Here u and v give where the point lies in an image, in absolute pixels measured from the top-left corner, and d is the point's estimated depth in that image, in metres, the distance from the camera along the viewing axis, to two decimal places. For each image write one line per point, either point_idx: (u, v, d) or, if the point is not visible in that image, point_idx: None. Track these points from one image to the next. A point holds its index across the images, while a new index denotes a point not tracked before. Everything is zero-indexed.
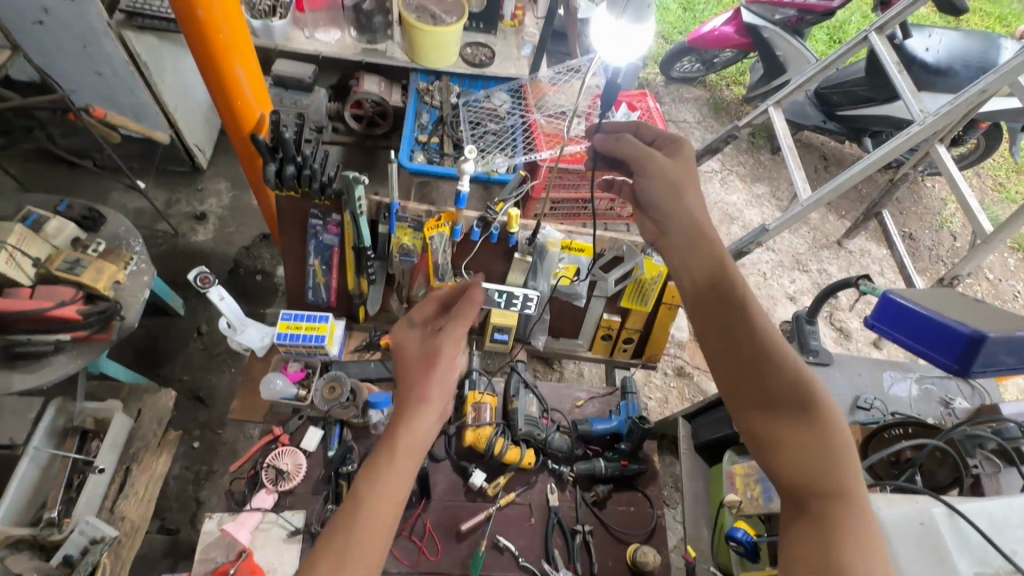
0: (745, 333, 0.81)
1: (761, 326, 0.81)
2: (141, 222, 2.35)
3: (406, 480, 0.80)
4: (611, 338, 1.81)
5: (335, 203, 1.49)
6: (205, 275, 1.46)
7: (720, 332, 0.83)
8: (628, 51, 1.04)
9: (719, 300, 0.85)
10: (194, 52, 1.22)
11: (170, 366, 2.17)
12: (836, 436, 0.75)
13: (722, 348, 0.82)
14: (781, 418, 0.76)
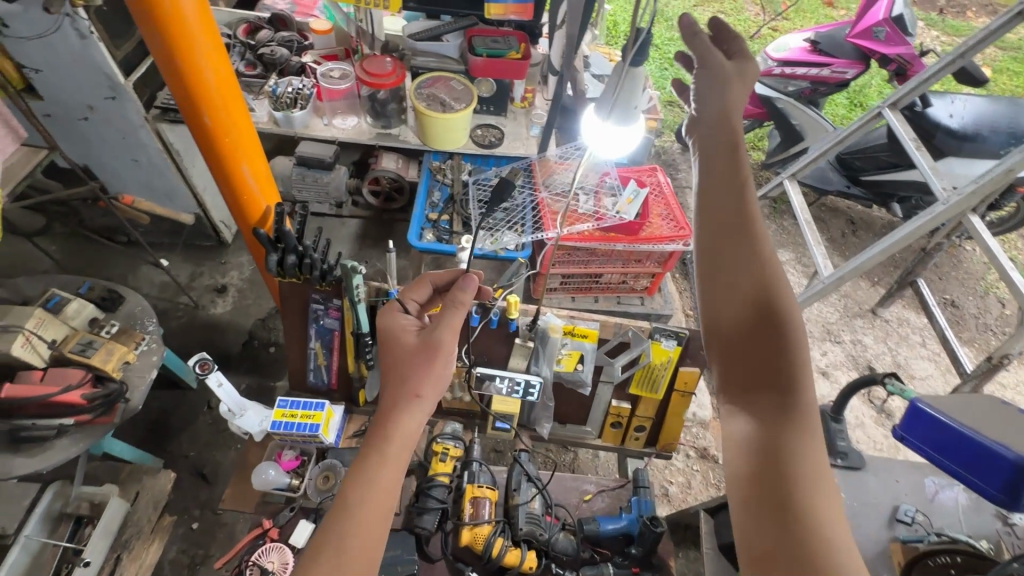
0: (764, 311, 0.85)
1: (777, 304, 0.85)
2: (165, 295, 2.44)
3: (396, 488, 0.86)
4: (622, 425, 1.70)
5: (336, 289, 1.50)
6: (205, 361, 1.49)
7: (739, 310, 0.87)
8: (614, 146, 1.03)
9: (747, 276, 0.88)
10: (205, 154, 1.41)
11: (177, 441, 2.15)
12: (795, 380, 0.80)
13: (744, 323, 0.86)
14: (769, 394, 0.80)
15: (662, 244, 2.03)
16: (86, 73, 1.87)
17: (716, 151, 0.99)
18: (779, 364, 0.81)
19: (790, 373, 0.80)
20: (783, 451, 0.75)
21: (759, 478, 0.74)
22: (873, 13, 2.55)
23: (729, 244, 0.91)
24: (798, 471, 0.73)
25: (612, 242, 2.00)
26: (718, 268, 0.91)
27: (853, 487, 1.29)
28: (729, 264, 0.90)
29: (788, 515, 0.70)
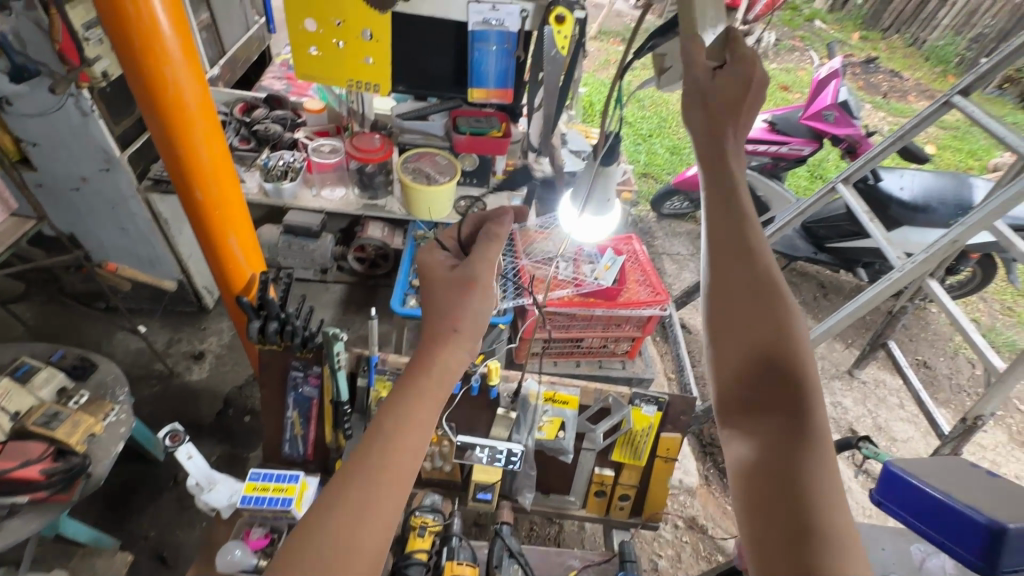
0: (765, 313, 0.74)
1: (784, 303, 0.74)
2: (139, 362, 2.38)
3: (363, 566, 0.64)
4: (606, 494, 1.66)
5: (317, 355, 1.50)
6: (176, 432, 1.46)
7: (731, 315, 0.76)
8: (594, 233, 1.10)
9: (739, 273, 0.77)
10: (194, 227, 1.48)
11: (138, 520, 2.02)
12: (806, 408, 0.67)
13: (741, 327, 0.74)
14: (773, 401, 0.69)
15: (639, 309, 2.09)
16: (83, 147, 1.94)
17: (709, 131, 0.86)
18: (784, 368, 0.70)
19: (797, 378, 0.69)
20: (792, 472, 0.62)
21: (767, 497, 0.61)
22: (822, 99, 2.80)
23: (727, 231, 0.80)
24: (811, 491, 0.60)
25: (591, 307, 2.06)
26: (709, 264, 0.80)
27: None
28: (720, 263, 0.79)
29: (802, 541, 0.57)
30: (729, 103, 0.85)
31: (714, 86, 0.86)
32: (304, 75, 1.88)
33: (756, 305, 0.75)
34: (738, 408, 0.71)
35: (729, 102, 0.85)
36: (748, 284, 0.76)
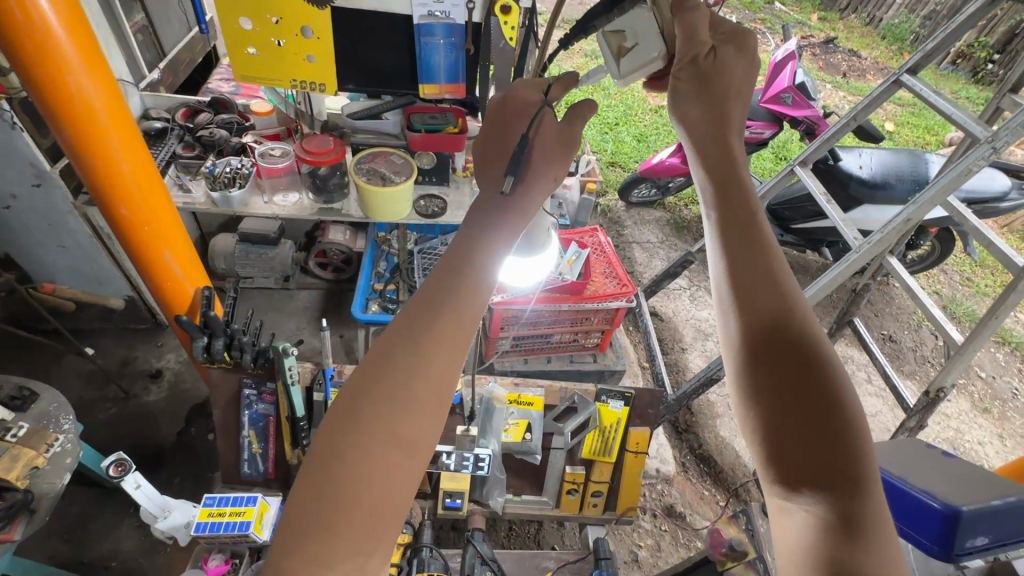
0: (781, 303, 0.68)
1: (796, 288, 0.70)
2: (92, 385, 2.27)
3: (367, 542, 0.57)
4: (579, 492, 1.64)
5: (269, 370, 1.46)
6: (122, 461, 1.38)
7: (757, 343, 0.67)
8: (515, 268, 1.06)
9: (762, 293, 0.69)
10: (124, 246, 1.45)
11: (98, 550, 1.93)
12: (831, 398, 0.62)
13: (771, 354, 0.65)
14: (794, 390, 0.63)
15: (606, 302, 2.07)
16: (9, 163, 1.83)
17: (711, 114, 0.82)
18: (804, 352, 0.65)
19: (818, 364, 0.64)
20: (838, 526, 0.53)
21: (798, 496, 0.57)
22: (779, 82, 2.81)
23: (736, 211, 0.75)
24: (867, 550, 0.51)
25: (558, 303, 2.03)
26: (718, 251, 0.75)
27: None
28: (739, 279, 0.71)
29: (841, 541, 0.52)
30: (732, 92, 0.83)
31: (716, 76, 0.82)
32: (243, 77, 1.79)
33: (779, 328, 0.68)
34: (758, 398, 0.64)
35: (727, 97, 0.82)
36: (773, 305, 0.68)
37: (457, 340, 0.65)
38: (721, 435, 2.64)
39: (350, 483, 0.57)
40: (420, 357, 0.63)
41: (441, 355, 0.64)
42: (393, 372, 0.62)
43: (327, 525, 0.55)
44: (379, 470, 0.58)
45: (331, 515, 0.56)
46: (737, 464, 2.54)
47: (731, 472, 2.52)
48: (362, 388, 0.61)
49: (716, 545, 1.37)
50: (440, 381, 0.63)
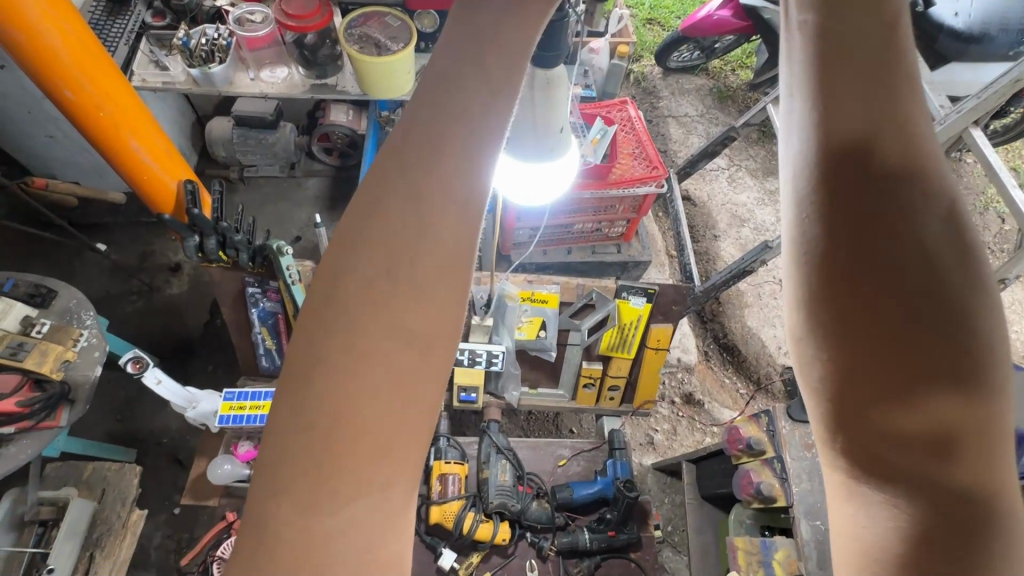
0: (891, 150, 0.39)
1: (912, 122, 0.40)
2: (116, 281, 2.30)
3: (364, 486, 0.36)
4: (596, 386, 1.61)
5: (269, 268, 1.39)
6: (138, 359, 1.39)
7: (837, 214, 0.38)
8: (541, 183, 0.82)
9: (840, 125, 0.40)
10: (85, 136, 1.33)
11: (149, 429, 2.10)
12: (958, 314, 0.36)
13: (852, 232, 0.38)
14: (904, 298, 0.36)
15: (633, 187, 1.87)
16: None
17: None
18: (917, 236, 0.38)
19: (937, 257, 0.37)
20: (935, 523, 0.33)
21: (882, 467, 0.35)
22: None
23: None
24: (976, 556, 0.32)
25: (579, 189, 1.83)
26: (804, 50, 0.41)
27: None
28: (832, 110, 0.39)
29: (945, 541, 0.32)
30: None
31: None
32: None
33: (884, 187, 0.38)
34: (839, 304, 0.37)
35: None
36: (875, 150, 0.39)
37: (471, 194, 0.42)
38: (748, 325, 2.56)
39: (344, 405, 0.37)
40: (423, 217, 0.41)
41: (455, 206, 0.42)
42: (385, 236, 0.41)
43: (316, 466, 0.36)
44: (386, 378, 0.38)
45: (319, 452, 0.36)
46: (761, 354, 2.49)
47: (753, 362, 2.49)
48: (344, 271, 0.40)
49: (733, 440, 1.36)
50: (456, 238, 0.41)
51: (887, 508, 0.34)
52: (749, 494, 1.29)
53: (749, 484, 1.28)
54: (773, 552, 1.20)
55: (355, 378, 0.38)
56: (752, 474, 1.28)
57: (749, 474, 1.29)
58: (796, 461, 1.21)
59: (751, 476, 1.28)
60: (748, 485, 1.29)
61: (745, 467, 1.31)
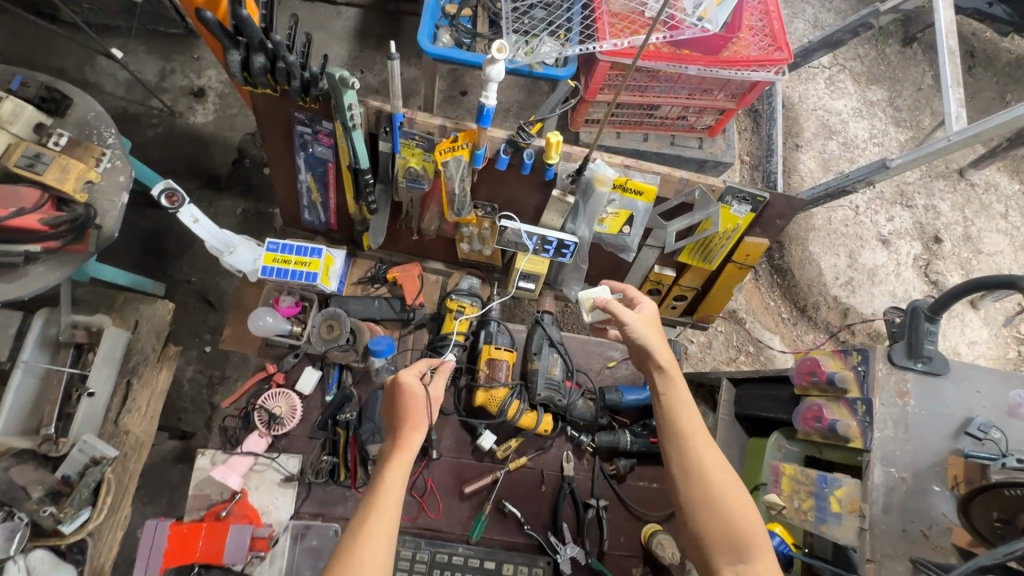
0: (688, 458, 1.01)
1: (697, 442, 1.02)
2: (134, 98, 2.09)
3: (400, 487, 0.91)
4: (661, 293, 1.50)
5: (324, 107, 1.16)
6: (172, 192, 1.22)
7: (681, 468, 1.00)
8: None
9: (681, 457, 1.01)
10: None
11: (176, 265, 2.03)
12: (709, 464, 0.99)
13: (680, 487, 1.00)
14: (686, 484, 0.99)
15: (745, 71, 1.55)
16: None
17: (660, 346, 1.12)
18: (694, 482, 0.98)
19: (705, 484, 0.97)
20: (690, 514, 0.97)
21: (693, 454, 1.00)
22: None
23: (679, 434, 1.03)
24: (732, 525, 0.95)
25: (683, 64, 1.53)
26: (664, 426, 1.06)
27: (926, 395, 1.11)
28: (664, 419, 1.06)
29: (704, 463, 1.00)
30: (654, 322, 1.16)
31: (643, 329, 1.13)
32: None
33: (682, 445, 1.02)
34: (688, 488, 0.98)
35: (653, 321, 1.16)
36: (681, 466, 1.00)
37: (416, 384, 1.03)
38: (809, 250, 2.37)
39: (387, 469, 0.93)
40: (401, 393, 1.02)
41: (416, 397, 1.01)
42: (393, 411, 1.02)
43: (382, 490, 0.90)
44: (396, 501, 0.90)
45: (384, 486, 0.91)
46: (816, 282, 2.35)
47: (804, 288, 2.36)
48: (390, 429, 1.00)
49: (802, 374, 1.30)
50: (415, 406, 1.00)
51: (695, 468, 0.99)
52: (808, 426, 1.25)
53: (810, 418, 1.25)
54: (836, 487, 1.13)
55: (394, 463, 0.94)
56: (823, 408, 1.22)
57: (821, 408, 1.22)
58: (884, 406, 1.10)
59: (821, 408, 1.22)
60: (808, 418, 1.26)
61: (813, 400, 1.25)
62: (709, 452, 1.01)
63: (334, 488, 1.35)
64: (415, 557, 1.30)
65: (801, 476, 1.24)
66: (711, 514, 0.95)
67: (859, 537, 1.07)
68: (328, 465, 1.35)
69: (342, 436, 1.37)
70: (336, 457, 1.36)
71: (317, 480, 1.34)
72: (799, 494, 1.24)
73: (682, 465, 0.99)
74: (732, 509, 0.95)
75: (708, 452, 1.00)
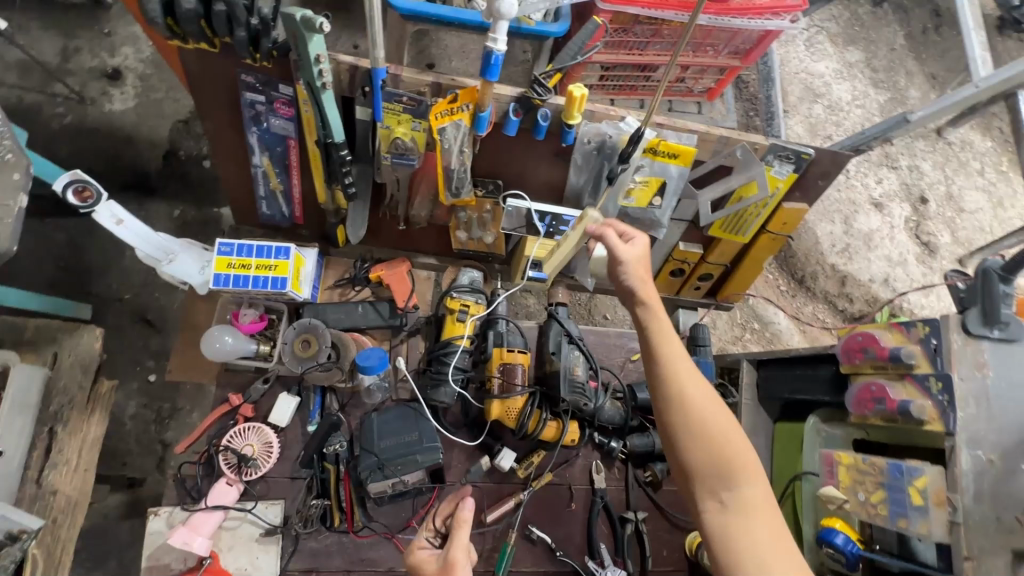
0: (702, 446, 0.84)
1: (713, 426, 0.85)
2: (30, 83, 1.72)
3: None
4: (685, 274, 1.33)
5: (281, 66, 0.91)
6: (83, 185, 0.93)
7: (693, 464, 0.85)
8: None
9: (691, 450, 0.85)
10: None
11: (104, 282, 1.70)
12: (724, 450, 0.84)
13: (681, 453, 0.86)
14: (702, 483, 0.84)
15: (758, 20, 1.41)
16: None
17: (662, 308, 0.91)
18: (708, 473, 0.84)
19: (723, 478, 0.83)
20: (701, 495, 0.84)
21: (704, 443, 0.84)
22: None
23: (688, 419, 0.85)
24: (746, 487, 0.83)
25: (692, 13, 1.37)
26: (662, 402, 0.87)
27: (1004, 363, 0.99)
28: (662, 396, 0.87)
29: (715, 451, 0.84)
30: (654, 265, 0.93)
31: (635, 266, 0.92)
32: None
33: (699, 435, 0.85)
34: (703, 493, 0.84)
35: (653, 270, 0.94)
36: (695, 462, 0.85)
37: None
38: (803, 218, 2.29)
39: None
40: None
41: None
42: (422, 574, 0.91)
43: None
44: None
45: None
46: (813, 251, 2.27)
47: (800, 258, 2.28)
48: None
49: (851, 352, 1.16)
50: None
51: (706, 465, 0.84)
52: (856, 412, 1.14)
53: (863, 403, 1.12)
54: (914, 477, 1.00)
55: None
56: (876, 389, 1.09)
57: (885, 387, 1.08)
58: (964, 382, 0.98)
59: (886, 389, 1.07)
60: (860, 404, 1.13)
61: (873, 381, 1.10)
62: (715, 432, 0.85)
63: (327, 537, 1.12)
64: None
65: (873, 467, 1.09)
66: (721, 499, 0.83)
67: (951, 531, 0.94)
68: (318, 510, 1.11)
69: (332, 473, 1.13)
70: (327, 500, 1.12)
71: (306, 532, 1.10)
72: (865, 486, 1.10)
73: (693, 451, 0.85)
74: (742, 471, 0.83)
75: (705, 400, 0.86)
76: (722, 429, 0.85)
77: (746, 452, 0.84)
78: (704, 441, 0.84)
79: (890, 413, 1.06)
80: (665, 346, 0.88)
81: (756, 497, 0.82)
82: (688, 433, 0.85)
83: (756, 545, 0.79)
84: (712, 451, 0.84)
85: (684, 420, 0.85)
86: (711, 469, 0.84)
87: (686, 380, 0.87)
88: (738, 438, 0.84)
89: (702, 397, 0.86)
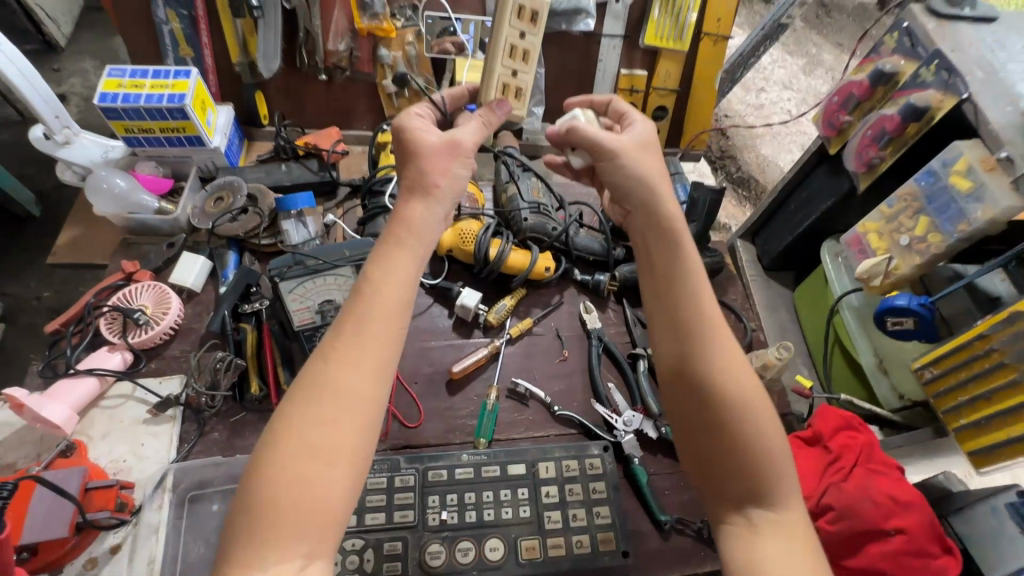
0: (689, 377, 0.64)
1: (709, 349, 0.64)
2: None
3: (361, 405, 0.54)
4: (638, 111, 1.26)
5: None
6: None
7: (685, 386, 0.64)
8: None
9: (679, 378, 0.65)
10: None
11: (22, 282, 1.53)
12: (721, 385, 0.62)
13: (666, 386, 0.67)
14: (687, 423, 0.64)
15: None
16: None
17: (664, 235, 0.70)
18: (699, 415, 0.62)
19: (717, 422, 0.61)
20: (727, 410, 0.61)
21: (697, 370, 0.63)
22: None
23: (674, 342, 0.66)
24: (751, 421, 0.61)
25: None
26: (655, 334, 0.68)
27: (989, 36, 0.88)
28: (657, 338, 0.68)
29: (710, 380, 0.62)
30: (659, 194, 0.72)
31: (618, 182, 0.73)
32: None
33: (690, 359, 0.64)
34: (690, 436, 0.63)
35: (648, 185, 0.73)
36: (682, 390, 0.64)
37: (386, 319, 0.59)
38: (762, 155, 2.28)
39: (325, 387, 0.54)
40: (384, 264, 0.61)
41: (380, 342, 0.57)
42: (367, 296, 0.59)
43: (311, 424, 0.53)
44: (354, 401, 0.54)
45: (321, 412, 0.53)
46: None
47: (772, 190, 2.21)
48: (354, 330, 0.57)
49: (831, 116, 1.05)
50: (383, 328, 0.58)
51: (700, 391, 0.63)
52: (856, 173, 1.01)
53: (863, 156, 0.99)
54: (950, 167, 0.83)
55: (346, 362, 0.55)
56: (866, 132, 0.98)
57: (881, 117, 0.95)
58: (958, 52, 0.85)
59: (884, 114, 0.94)
60: (860, 160, 1.00)
61: (875, 113, 0.97)
62: (718, 363, 0.63)
63: (242, 415, 0.83)
64: (393, 484, 0.79)
65: (909, 197, 0.89)
66: (709, 445, 0.61)
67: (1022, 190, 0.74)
68: (228, 371, 0.83)
69: (250, 333, 0.88)
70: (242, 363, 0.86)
71: (213, 408, 0.82)
72: (904, 225, 0.90)
73: (681, 378, 0.65)
74: (743, 420, 0.61)
75: (714, 336, 0.64)
76: (726, 362, 0.63)
77: (755, 398, 0.62)
78: (694, 365, 0.64)
79: (898, 135, 0.92)
80: (660, 288, 0.69)
81: (761, 446, 0.60)
82: (677, 365, 0.65)
83: (746, 496, 0.59)
84: (706, 387, 0.62)
85: (679, 343, 0.65)
86: (701, 414, 0.62)
87: (700, 317, 0.66)
88: (757, 394, 0.62)
89: (705, 331, 0.65)
